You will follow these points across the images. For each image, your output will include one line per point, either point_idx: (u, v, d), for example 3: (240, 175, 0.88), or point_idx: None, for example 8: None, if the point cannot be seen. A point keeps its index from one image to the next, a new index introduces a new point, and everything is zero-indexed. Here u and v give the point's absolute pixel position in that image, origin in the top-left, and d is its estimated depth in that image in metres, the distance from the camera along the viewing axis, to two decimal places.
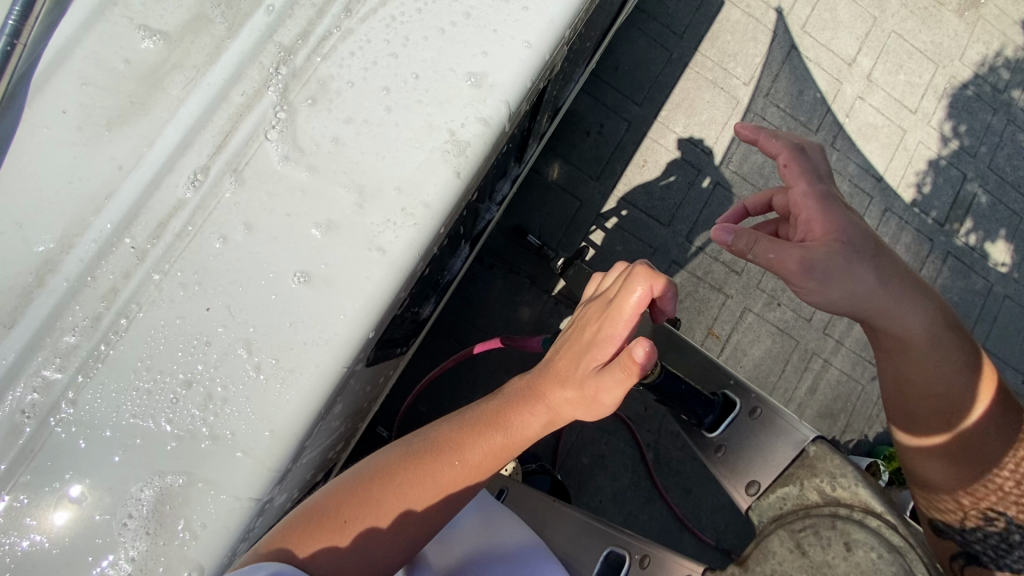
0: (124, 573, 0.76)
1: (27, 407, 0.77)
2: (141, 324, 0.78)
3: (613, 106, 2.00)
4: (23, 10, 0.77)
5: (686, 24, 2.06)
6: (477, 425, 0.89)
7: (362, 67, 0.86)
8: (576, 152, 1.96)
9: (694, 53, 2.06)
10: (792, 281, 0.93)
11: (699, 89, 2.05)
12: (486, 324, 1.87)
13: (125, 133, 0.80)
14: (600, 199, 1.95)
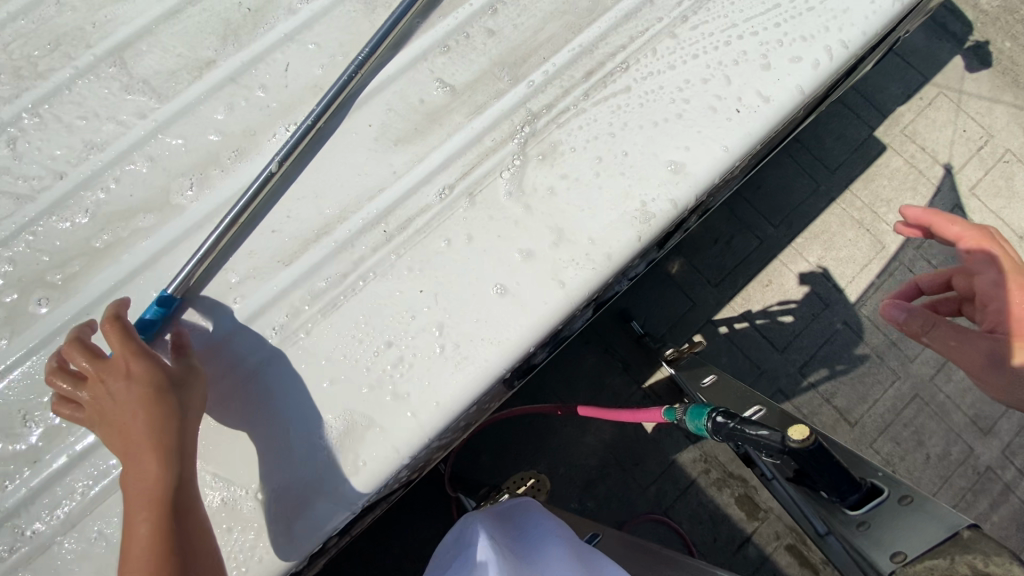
0: (304, 479, 0.94)
1: (276, 326, 0.99)
2: (372, 289, 1.01)
3: (749, 223, 2.06)
4: (370, 50, 1.04)
5: (839, 161, 2.12)
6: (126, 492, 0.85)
7: (585, 139, 1.07)
8: (700, 257, 2.03)
9: (844, 190, 2.10)
10: (979, 375, 1.02)
11: (843, 225, 2.07)
12: (583, 390, 1.96)
13: (406, 150, 1.06)
14: (714, 305, 2.00)
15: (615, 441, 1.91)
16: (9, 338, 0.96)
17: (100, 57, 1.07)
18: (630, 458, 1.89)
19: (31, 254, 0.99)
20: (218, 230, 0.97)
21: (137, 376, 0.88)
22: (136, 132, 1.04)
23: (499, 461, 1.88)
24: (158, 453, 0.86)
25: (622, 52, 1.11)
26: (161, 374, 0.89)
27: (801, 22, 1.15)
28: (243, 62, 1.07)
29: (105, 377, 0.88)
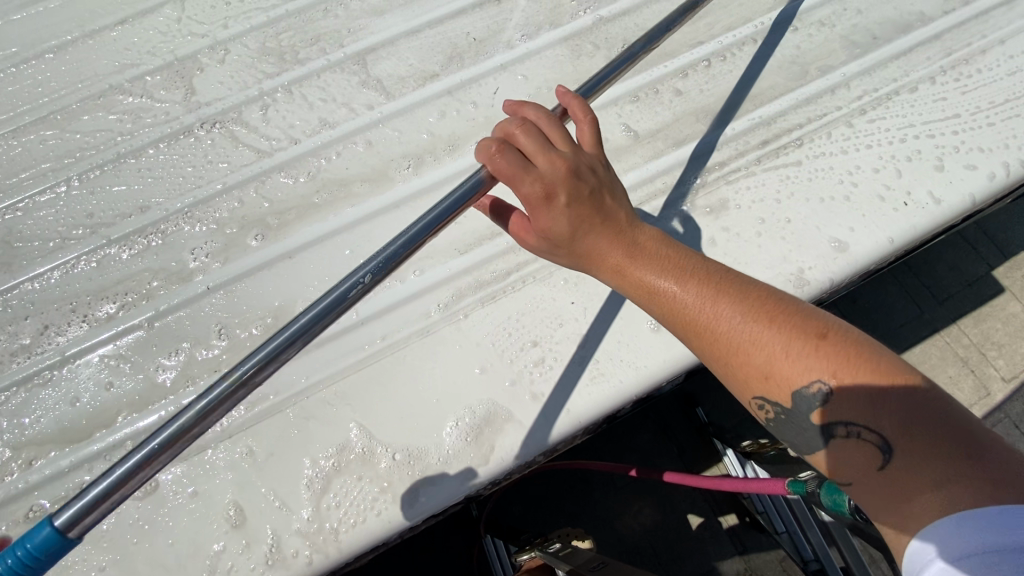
0: (434, 455, 0.99)
1: (440, 304, 1.09)
2: (529, 290, 1.09)
3: None
4: (622, 64, 1.04)
5: (951, 292, 2.05)
6: None
7: (752, 200, 1.14)
8: None
9: (951, 324, 2.02)
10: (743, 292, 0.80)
11: (944, 360, 1.98)
12: (647, 458, 1.88)
13: None
14: None
15: (663, 526, 1.80)
16: (223, 261, 1.12)
17: (349, 56, 1.28)
18: (670, 551, 1.78)
19: (257, 198, 1.16)
20: (150, 446, 0.69)
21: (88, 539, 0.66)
22: (363, 118, 1.22)
23: (531, 517, 1.81)
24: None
25: (798, 130, 1.20)
26: None
27: (982, 134, 1.18)
28: (462, 80, 1.24)
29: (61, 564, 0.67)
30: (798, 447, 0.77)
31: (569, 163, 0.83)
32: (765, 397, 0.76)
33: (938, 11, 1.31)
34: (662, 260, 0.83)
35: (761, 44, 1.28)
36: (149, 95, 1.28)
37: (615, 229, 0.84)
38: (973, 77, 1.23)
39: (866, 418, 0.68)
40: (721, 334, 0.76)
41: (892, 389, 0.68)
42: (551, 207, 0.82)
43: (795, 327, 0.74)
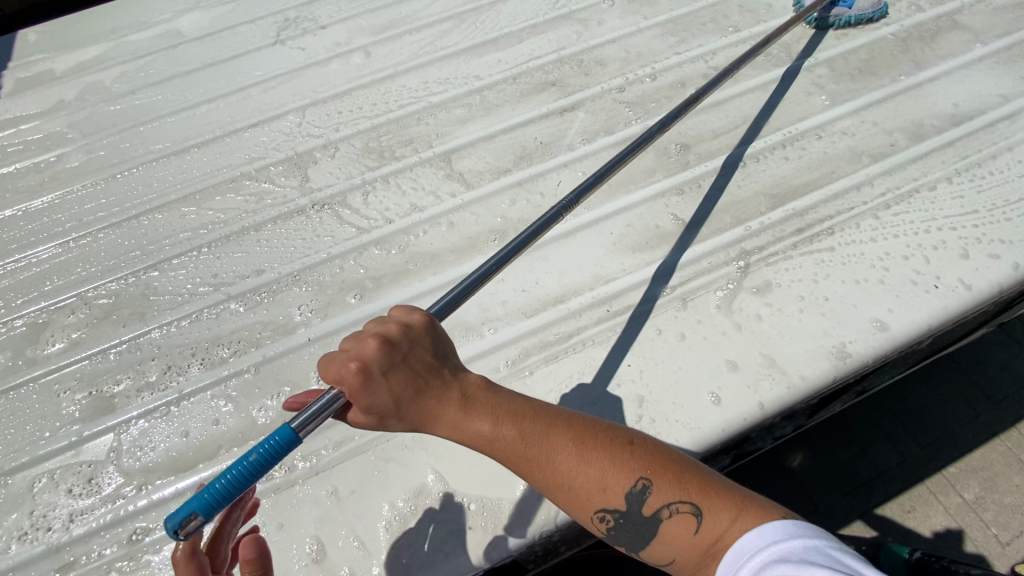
0: (505, 504, 1.07)
1: (508, 361, 1.22)
2: (590, 353, 1.22)
3: (891, 435, 2.02)
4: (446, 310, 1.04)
5: (1007, 394, 2.07)
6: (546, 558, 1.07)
7: (791, 279, 1.26)
8: (830, 458, 1.98)
9: (1012, 427, 2.02)
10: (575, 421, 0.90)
11: (1008, 465, 1.94)
12: None
13: (637, 255, 1.34)
14: (841, 516, 1.90)
15: None
16: (323, 317, 1.29)
17: (437, 154, 1.54)
18: None
19: (355, 265, 1.36)
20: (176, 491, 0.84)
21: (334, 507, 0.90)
22: (446, 203, 1.44)
23: None
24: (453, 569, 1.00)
25: (829, 220, 1.34)
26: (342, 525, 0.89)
27: (1001, 227, 1.30)
28: (531, 175, 1.47)
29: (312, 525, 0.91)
30: (637, 550, 0.87)
31: (380, 339, 0.92)
32: (604, 510, 0.85)
33: (948, 122, 1.50)
34: (490, 403, 0.90)
35: (790, 148, 1.48)
36: (271, 181, 1.55)
37: (433, 396, 0.90)
38: (987, 178, 1.38)
39: (677, 498, 0.83)
40: (562, 443, 0.86)
41: (680, 464, 0.86)
42: (371, 384, 0.89)
43: (609, 435, 0.87)
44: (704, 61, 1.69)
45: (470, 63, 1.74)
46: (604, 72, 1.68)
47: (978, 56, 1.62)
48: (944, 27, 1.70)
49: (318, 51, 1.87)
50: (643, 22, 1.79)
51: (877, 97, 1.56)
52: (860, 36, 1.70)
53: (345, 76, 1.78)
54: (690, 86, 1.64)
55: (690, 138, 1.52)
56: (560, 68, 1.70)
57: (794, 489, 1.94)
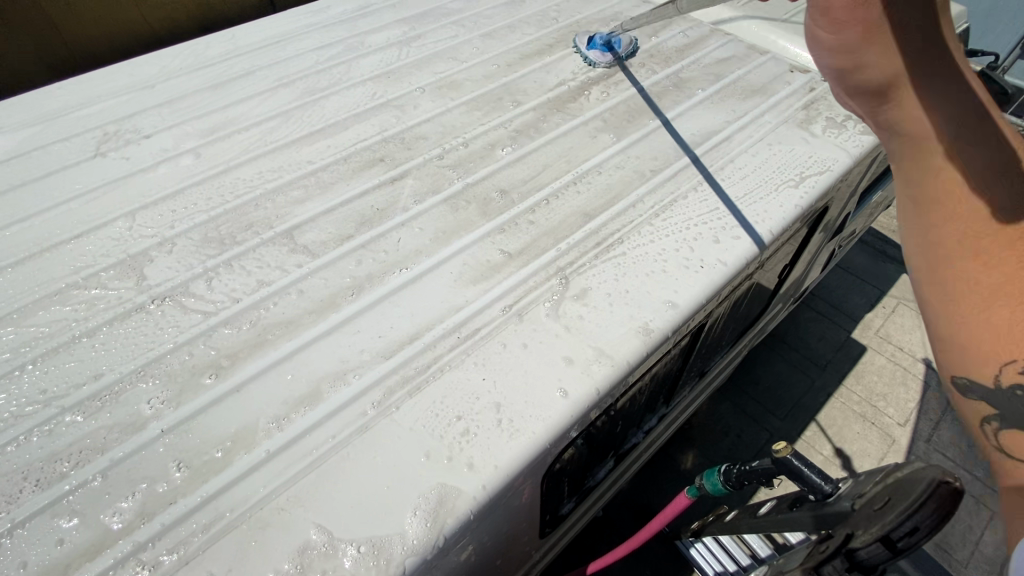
0: (388, 539, 1.11)
1: (374, 402, 1.30)
2: (447, 376, 1.34)
3: (756, 420, 3.21)
4: None
5: (826, 359, 3.49)
6: None
7: (600, 281, 1.54)
8: (712, 449, 3.09)
9: (833, 382, 3.38)
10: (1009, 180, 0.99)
11: (821, 437, 3.14)
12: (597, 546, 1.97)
13: (474, 286, 1.53)
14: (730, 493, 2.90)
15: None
16: (176, 405, 1.28)
17: (278, 233, 1.64)
18: None
19: (206, 349, 1.38)
20: None
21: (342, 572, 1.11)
22: (293, 274, 1.54)
23: None
24: None
25: (620, 232, 1.68)
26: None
27: (737, 217, 1.73)
28: (371, 237, 1.63)
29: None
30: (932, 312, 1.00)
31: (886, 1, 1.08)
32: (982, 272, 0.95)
33: (688, 149, 1.97)
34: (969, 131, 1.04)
35: (581, 183, 1.83)
36: (103, 286, 1.52)
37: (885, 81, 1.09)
38: (721, 183, 1.84)
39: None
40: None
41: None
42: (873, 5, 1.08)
43: None
44: (506, 127, 2.04)
45: (302, 152, 1.91)
46: (424, 145, 1.95)
47: (699, 99, 2.17)
48: (675, 83, 2.25)
49: (143, 158, 1.91)
50: (451, 102, 2.12)
51: (637, 137, 2.01)
52: (616, 95, 2.19)
53: (176, 177, 1.83)
54: (498, 146, 1.96)
55: (504, 188, 1.81)
56: (385, 147, 1.93)
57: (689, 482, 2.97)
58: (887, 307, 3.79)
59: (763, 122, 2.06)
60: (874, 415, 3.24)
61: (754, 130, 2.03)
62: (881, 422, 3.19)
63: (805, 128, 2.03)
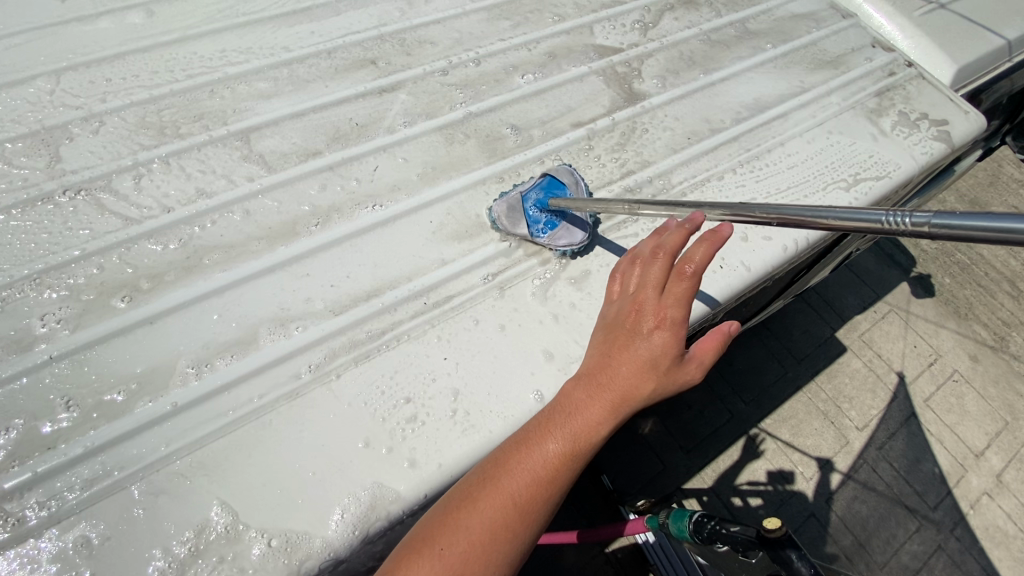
0: (300, 536, 0.96)
1: (311, 365, 1.10)
2: (401, 349, 1.14)
3: (721, 402, 3.10)
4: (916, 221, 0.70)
5: (803, 353, 3.36)
6: (540, 424, 0.92)
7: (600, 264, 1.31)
8: (674, 425, 3.01)
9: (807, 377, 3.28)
10: None
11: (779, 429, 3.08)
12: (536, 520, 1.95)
13: (454, 244, 1.29)
14: (681, 470, 2.89)
15: None
16: (73, 328, 1.07)
17: (231, 133, 1.34)
18: None
19: (120, 264, 1.15)
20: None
21: (651, 344, 0.90)
22: (241, 189, 1.27)
23: None
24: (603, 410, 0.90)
25: (635, 209, 1.42)
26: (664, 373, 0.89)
27: None
28: (343, 158, 1.35)
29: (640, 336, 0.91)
30: None
31: None
32: None
33: (734, 119, 1.66)
34: None
35: (603, 139, 1.54)
36: (6, 161, 1.23)
37: None
38: (763, 170, 1.56)
39: None
40: None
41: None
42: None
43: None
44: (529, 49, 1.69)
45: (277, 33, 1.55)
46: (427, 53, 1.61)
47: (761, 60, 1.82)
48: (739, 34, 1.89)
49: (81, 3, 1.50)
50: (470, 4, 1.74)
51: (679, 93, 1.69)
52: (667, 35, 1.83)
53: (118, 36, 1.47)
54: (517, 72, 1.63)
55: (513, 127, 1.52)
56: (380, 46, 1.58)
57: (646, 454, 2.92)
58: (879, 312, 3.62)
59: (828, 104, 1.75)
60: (835, 415, 3.17)
61: (814, 111, 1.72)
62: (841, 423, 3.14)
63: (873, 120, 1.73)
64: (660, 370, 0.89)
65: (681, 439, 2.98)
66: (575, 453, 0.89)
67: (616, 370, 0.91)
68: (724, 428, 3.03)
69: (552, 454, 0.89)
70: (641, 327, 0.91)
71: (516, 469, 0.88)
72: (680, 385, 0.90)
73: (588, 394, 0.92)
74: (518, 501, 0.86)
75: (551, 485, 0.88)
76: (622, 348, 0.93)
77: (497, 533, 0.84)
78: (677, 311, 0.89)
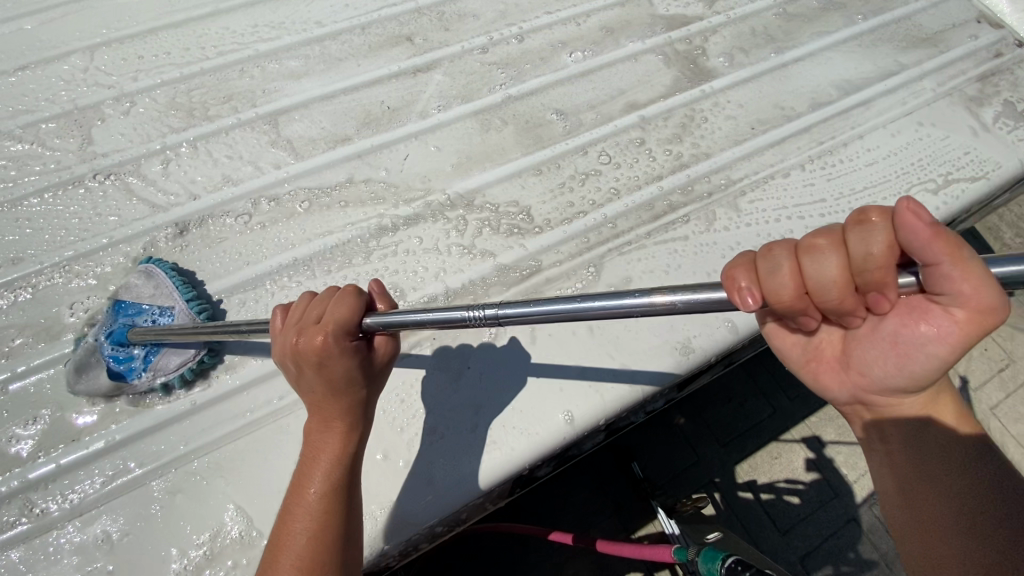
0: None
1: None
2: (422, 357, 1.09)
3: (764, 390, 2.11)
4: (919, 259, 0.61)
5: None
6: (295, 480, 0.83)
7: (642, 271, 1.19)
8: (710, 411, 2.07)
9: None
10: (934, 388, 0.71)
11: None
12: (561, 518, 1.91)
13: (485, 243, 1.20)
14: (717, 465, 2.00)
15: None
16: (99, 319, 1.07)
17: (260, 116, 1.29)
18: None
19: (146, 253, 1.13)
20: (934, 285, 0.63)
21: (339, 361, 0.78)
22: (267, 177, 1.22)
23: None
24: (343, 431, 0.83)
25: (684, 208, 1.29)
26: (362, 373, 0.82)
27: (845, 216, 1.30)
28: (372, 145, 1.28)
29: (327, 357, 0.78)
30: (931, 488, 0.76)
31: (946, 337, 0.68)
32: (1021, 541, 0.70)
33: (806, 106, 1.48)
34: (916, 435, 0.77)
35: (652, 128, 1.40)
36: (41, 142, 1.22)
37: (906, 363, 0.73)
38: (836, 166, 1.38)
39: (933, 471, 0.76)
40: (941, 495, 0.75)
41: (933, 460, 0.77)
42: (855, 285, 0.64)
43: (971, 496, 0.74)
44: (578, 23, 1.54)
45: (310, 4, 1.46)
46: (466, 28, 1.48)
47: (844, 37, 1.60)
48: (820, 6, 1.66)
49: None
50: None
51: (744, 75, 1.51)
52: (735, 6, 1.62)
53: (151, 7, 1.41)
54: (564, 50, 1.49)
55: (557, 113, 1.39)
56: (417, 20, 1.47)
57: (677, 446, 2.02)
58: None
59: (920, 89, 1.52)
60: None
61: (903, 98, 1.51)
62: None
63: (975, 106, 1.49)
64: (359, 377, 0.81)
65: (714, 433, 2.04)
66: (344, 477, 0.82)
67: (318, 396, 0.82)
68: (767, 424, 2.07)
69: (315, 493, 0.81)
70: (314, 353, 0.78)
71: (295, 513, 0.80)
72: (382, 365, 0.84)
73: (323, 425, 0.84)
74: (308, 535, 0.78)
75: (329, 514, 0.80)
76: (312, 383, 0.80)
77: (310, 560, 0.77)
78: (335, 325, 0.77)
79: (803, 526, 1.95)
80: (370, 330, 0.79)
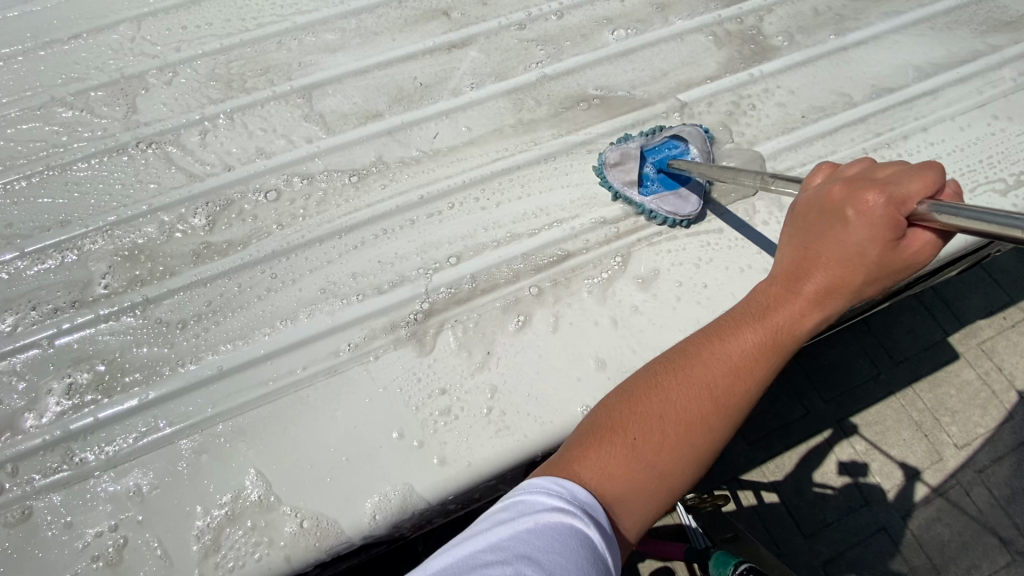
0: (326, 521, 0.96)
1: (350, 343, 1.08)
2: (440, 338, 1.08)
3: (797, 391, 2.03)
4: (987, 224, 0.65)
5: None
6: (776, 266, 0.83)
7: (672, 262, 1.15)
8: None
9: None
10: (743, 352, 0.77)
11: (899, 422, 1.99)
12: None
13: (511, 227, 1.19)
14: (741, 464, 1.95)
15: None
16: (138, 282, 1.12)
17: (295, 89, 1.30)
18: None
19: (182, 221, 1.17)
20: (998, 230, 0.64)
21: (869, 219, 0.74)
22: (300, 151, 1.23)
23: None
24: (809, 306, 0.77)
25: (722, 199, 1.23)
26: (874, 257, 0.74)
27: None
28: (404, 122, 1.27)
29: (860, 193, 0.75)
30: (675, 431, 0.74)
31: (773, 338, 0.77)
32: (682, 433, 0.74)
33: (864, 94, 1.37)
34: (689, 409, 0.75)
35: (694, 113, 1.33)
36: (89, 109, 1.27)
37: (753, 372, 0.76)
38: (893, 160, 1.28)
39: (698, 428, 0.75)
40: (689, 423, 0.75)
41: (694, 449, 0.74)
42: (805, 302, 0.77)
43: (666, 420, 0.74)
44: None
45: None
46: (505, 2, 1.43)
47: (914, 18, 1.47)
48: None
49: None
50: None
51: (798, 59, 1.41)
52: None
53: None
54: (607, 27, 1.43)
55: (595, 94, 1.34)
56: None
57: None
58: None
59: (996, 78, 1.39)
60: (933, 427, 1.99)
61: (976, 88, 1.38)
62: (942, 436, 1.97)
63: None
64: (870, 259, 0.75)
65: (740, 431, 1.99)
66: (772, 360, 0.77)
67: (819, 242, 0.78)
68: (798, 425, 1.99)
69: (755, 345, 0.77)
70: (856, 198, 0.75)
71: (698, 375, 0.77)
72: (900, 276, 0.76)
73: (787, 289, 0.79)
74: (709, 403, 0.75)
75: (738, 399, 0.76)
76: (827, 204, 0.78)
77: (705, 439, 0.75)
78: (903, 193, 0.72)
79: (828, 531, 1.89)
80: (925, 217, 0.71)
